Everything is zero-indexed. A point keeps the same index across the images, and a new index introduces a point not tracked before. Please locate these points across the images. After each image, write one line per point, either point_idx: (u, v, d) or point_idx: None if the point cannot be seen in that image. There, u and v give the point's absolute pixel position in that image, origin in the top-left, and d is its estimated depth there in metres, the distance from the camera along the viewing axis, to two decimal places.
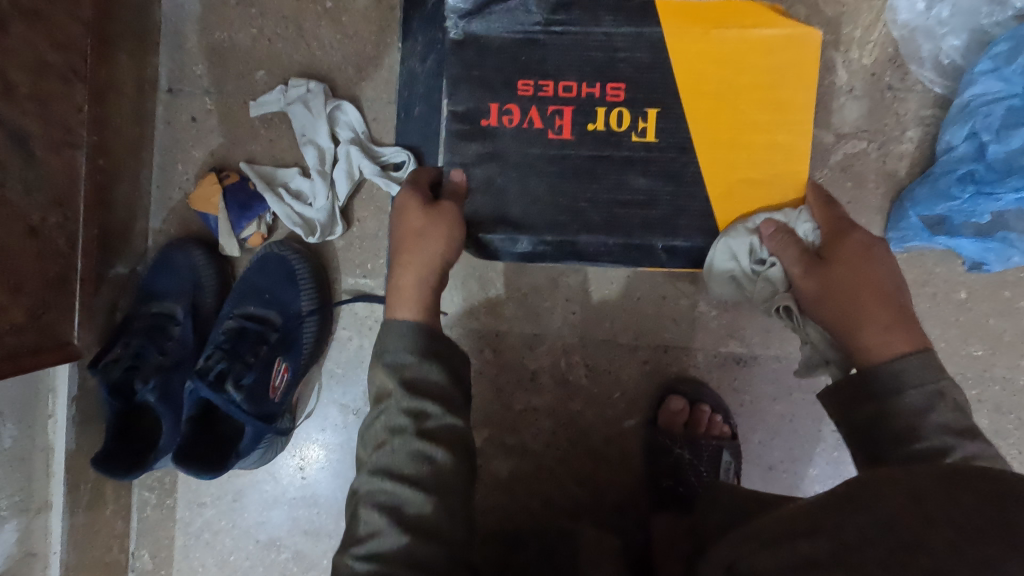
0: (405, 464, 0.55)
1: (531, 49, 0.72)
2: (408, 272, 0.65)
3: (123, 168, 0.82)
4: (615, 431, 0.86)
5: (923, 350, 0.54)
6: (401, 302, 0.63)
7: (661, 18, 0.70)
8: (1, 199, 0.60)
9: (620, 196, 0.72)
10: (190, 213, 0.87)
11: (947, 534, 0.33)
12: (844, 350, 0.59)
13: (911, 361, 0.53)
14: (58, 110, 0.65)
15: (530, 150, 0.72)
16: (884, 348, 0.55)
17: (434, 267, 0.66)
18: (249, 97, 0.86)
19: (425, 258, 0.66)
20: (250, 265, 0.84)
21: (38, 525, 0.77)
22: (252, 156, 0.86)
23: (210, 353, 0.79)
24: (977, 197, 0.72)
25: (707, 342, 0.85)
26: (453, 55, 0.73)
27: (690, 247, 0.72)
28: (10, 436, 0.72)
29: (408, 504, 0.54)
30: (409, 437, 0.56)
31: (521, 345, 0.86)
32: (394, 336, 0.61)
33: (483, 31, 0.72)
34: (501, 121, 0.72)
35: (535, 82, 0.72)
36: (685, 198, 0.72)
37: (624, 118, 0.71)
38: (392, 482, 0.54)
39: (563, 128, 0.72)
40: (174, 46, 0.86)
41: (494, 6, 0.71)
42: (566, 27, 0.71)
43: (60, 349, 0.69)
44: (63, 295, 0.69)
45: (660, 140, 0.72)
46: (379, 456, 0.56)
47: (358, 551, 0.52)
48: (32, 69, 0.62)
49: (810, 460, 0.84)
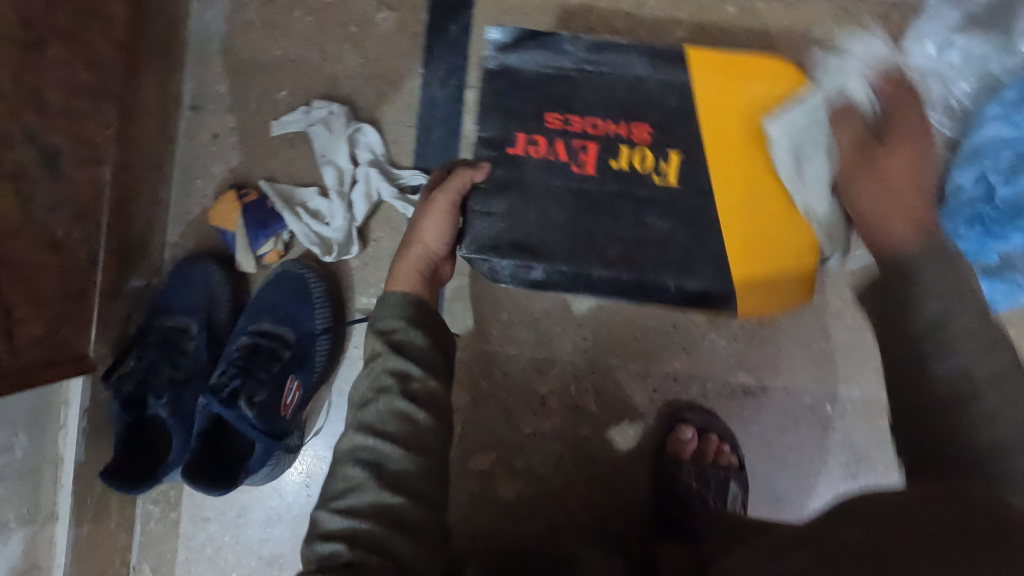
0: (388, 422, 0.56)
1: (562, 86, 0.74)
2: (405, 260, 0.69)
3: (144, 182, 0.83)
4: (623, 457, 0.86)
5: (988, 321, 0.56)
6: (398, 279, 0.67)
7: (693, 67, 0.73)
8: (28, 214, 0.61)
9: (636, 233, 0.72)
10: (207, 228, 0.88)
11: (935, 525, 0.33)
12: None
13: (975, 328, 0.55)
14: (87, 127, 0.66)
15: (551, 181, 0.73)
16: None
17: (427, 260, 0.71)
18: (270, 116, 0.87)
19: (421, 251, 0.71)
20: (266, 281, 0.85)
21: (44, 537, 0.77)
22: (271, 174, 0.88)
23: (224, 369, 0.79)
24: (986, 238, 0.74)
25: (716, 372, 0.85)
26: (487, 83, 0.75)
27: (698, 288, 0.72)
28: (21, 448, 0.72)
29: (392, 462, 0.55)
30: (394, 396, 0.57)
31: (531, 369, 0.87)
32: (388, 305, 0.64)
33: (517, 64, 0.75)
34: (527, 151, 0.74)
35: (563, 116, 0.74)
36: (700, 240, 0.72)
37: (647, 159, 0.73)
38: (375, 439, 0.55)
39: (586, 163, 0.73)
40: (199, 64, 0.88)
41: (528, 43, 0.75)
42: (598, 68, 0.74)
43: (73, 362, 0.70)
44: (80, 308, 0.70)
45: (681, 184, 0.73)
46: (364, 414, 0.58)
47: (337, 504, 0.54)
48: (66, 88, 0.63)
49: (815, 492, 0.84)
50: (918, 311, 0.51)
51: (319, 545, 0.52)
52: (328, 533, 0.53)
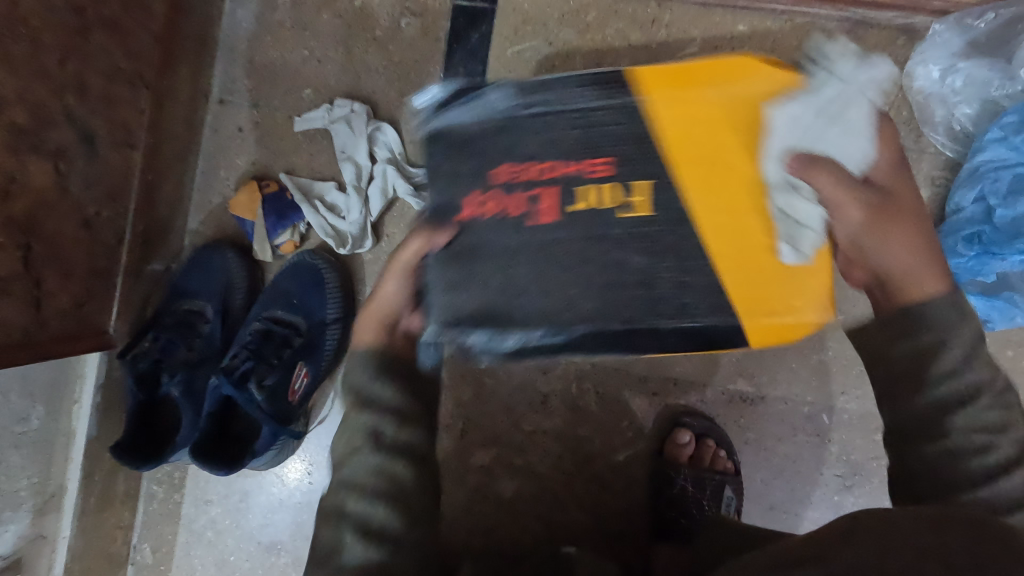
0: (365, 476, 0.58)
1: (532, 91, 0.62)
2: (365, 315, 0.65)
3: (171, 170, 0.86)
4: (621, 459, 0.88)
5: (951, 290, 0.56)
6: (365, 326, 0.65)
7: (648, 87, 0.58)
8: (65, 190, 0.64)
9: None
10: (228, 217, 0.91)
11: (945, 564, 0.37)
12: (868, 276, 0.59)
13: (939, 302, 0.55)
14: (122, 112, 0.70)
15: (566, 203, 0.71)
16: (919, 290, 0.56)
17: (385, 311, 0.65)
18: (295, 112, 0.91)
19: (380, 303, 0.65)
20: (282, 270, 0.87)
21: (52, 508, 0.78)
22: (292, 168, 0.91)
23: (236, 352, 0.81)
24: (982, 256, 0.77)
25: (716, 379, 0.87)
26: None
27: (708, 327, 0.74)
28: (37, 418, 0.74)
29: (377, 516, 0.57)
30: (365, 455, 0.59)
31: (534, 368, 0.89)
32: (355, 368, 0.63)
33: (449, 122, 0.62)
34: None
35: None
36: None
37: None
38: (359, 495, 0.58)
39: None
40: (229, 60, 0.91)
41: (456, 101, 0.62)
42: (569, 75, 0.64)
43: (95, 337, 0.73)
44: (105, 286, 0.73)
45: None
46: (347, 469, 0.59)
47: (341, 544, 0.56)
48: (106, 74, 0.66)
49: (811, 503, 0.86)
50: (957, 380, 0.53)
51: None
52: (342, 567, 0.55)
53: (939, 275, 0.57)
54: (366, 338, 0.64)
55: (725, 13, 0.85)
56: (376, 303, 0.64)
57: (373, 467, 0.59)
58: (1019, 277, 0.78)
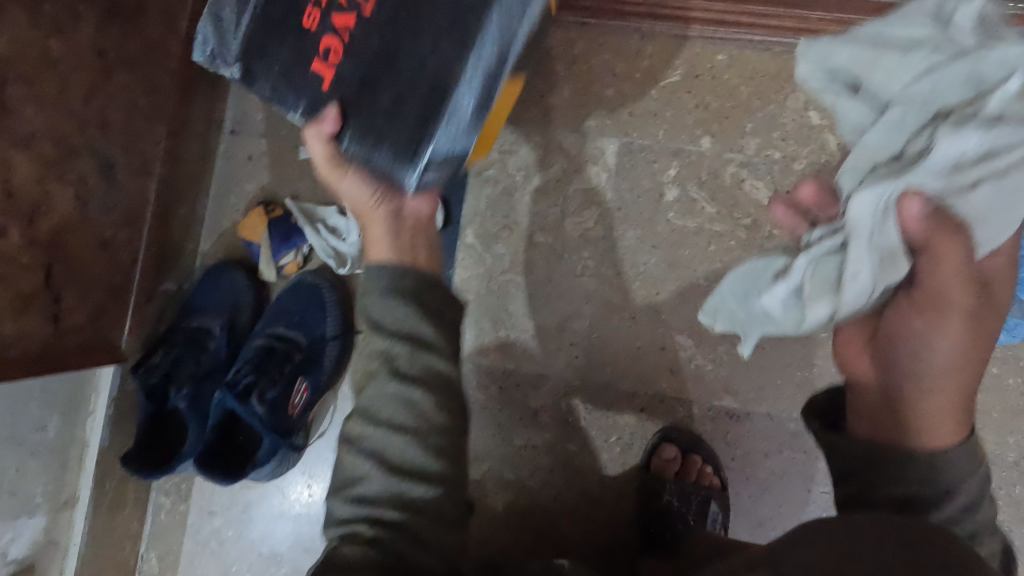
0: (393, 414, 0.52)
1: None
2: (373, 228, 0.58)
3: (185, 197, 0.92)
4: (611, 474, 0.90)
5: (970, 438, 0.49)
6: (377, 244, 0.57)
7: None
8: (85, 216, 0.69)
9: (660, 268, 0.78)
10: (237, 239, 0.96)
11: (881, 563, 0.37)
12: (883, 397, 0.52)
13: (959, 453, 0.48)
14: (141, 144, 0.76)
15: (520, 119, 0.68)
16: (928, 436, 0.49)
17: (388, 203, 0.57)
18: (300, 141, 0.97)
19: (376, 229, 0.58)
20: (285, 290, 0.92)
21: (65, 516, 0.82)
22: (297, 193, 0.97)
23: (240, 368, 0.87)
24: None
25: (702, 396, 0.89)
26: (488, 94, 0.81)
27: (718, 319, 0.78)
28: (53, 428, 0.78)
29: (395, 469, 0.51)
30: (382, 382, 0.52)
31: (525, 384, 0.92)
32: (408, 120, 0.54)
33: (242, 45, 0.60)
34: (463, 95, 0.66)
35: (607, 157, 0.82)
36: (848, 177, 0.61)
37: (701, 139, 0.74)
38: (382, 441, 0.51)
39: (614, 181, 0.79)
40: (241, 94, 0.98)
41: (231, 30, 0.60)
42: None
43: (109, 352, 0.78)
44: (119, 304, 0.78)
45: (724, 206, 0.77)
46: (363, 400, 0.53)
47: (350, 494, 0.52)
48: (126, 110, 0.72)
49: (799, 519, 0.86)
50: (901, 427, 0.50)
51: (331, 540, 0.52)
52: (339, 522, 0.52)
53: (964, 421, 0.49)
54: (383, 252, 0.56)
55: (706, 43, 0.89)
56: (363, 209, 0.59)
57: (400, 400, 0.52)
58: None
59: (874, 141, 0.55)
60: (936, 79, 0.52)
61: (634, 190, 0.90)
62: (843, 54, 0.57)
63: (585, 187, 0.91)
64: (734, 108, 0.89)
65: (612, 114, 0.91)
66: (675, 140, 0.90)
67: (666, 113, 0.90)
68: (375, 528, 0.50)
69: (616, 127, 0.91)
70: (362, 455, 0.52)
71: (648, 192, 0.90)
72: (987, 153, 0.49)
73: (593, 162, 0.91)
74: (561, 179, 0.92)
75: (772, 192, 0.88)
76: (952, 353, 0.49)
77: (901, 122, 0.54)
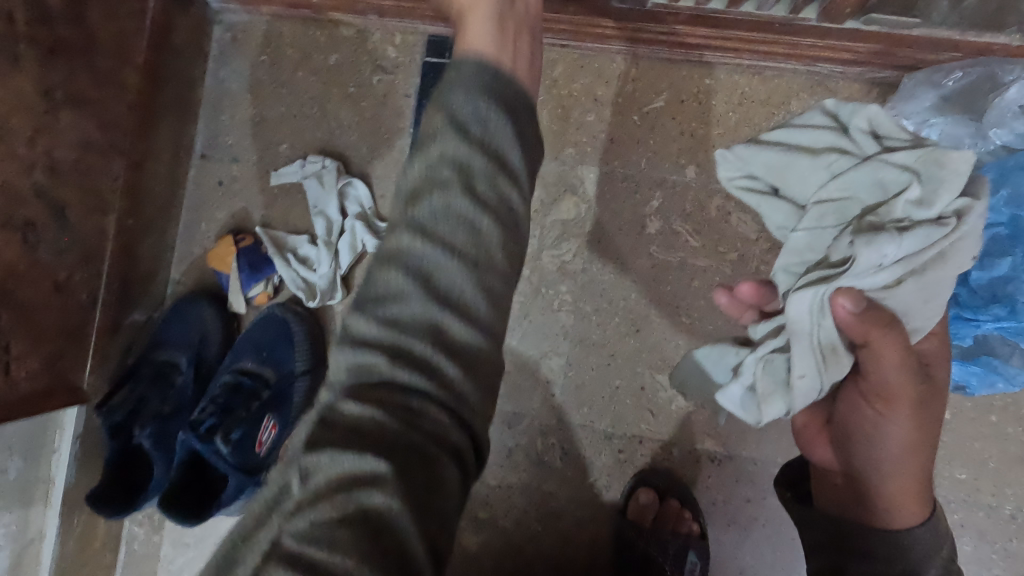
0: (457, 237, 0.37)
1: None
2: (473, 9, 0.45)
3: (153, 226, 0.89)
4: (588, 517, 0.87)
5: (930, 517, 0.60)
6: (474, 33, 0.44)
7: None
8: (34, 259, 0.67)
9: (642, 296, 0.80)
10: (207, 268, 0.94)
11: None
12: (849, 476, 0.63)
13: (920, 536, 0.60)
14: (95, 180, 0.73)
15: None
16: (895, 517, 0.60)
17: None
18: (271, 167, 0.94)
19: None
20: (254, 321, 0.90)
21: (32, 551, 0.82)
22: (268, 221, 0.94)
23: (204, 406, 0.84)
24: (958, 321, 0.73)
25: (683, 437, 0.85)
26: None
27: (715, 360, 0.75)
28: (16, 468, 0.77)
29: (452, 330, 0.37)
30: (451, 187, 0.37)
31: (500, 421, 0.89)
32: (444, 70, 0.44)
33: None
34: None
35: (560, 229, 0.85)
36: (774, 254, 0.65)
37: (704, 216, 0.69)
38: (421, 288, 0.36)
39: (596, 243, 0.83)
40: (212, 117, 0.95)
41: None
42: None
43: (68, 393, 0.76)
44: (78, 344, 0.76)
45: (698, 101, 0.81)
46: (414, 212, 0.38)
47: (346, 354, 0.36)
48: (77, 147, 0.70)
49: (781, 570, 0.83)
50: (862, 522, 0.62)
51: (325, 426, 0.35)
52: (339, 407, 0.35)
53: (924, 501, 0.61)
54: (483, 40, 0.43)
55: (693, 66, 0.84)
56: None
57: (463, 220, 0.37)
58: (999, 341, 0.74)
59: (799, 243, 0.57)
60: (846, 181, 0.56)
61: (615, 222, 0.86)
62: (764, 162, 0.62)
63: (564, 218, 0.87)
64: (721, 136, 0.84)
65: (593, 141, 0.87)
66: (659, 169, 0.85)
67: (649, 141, 0.86)
68: (415, 397, 0.35)
69: (596, 154, 0.87)
70: (397, 278, 0.37)
71: (630, 225, 0.86)
72: (902, 258, 0.50)
73: (573, 191, 0.87)
74: (538, 208, 0.88)
75: (759, 226, 0.84)
76: (898, 444, 0.59)
77: (822, 223, 0.56)
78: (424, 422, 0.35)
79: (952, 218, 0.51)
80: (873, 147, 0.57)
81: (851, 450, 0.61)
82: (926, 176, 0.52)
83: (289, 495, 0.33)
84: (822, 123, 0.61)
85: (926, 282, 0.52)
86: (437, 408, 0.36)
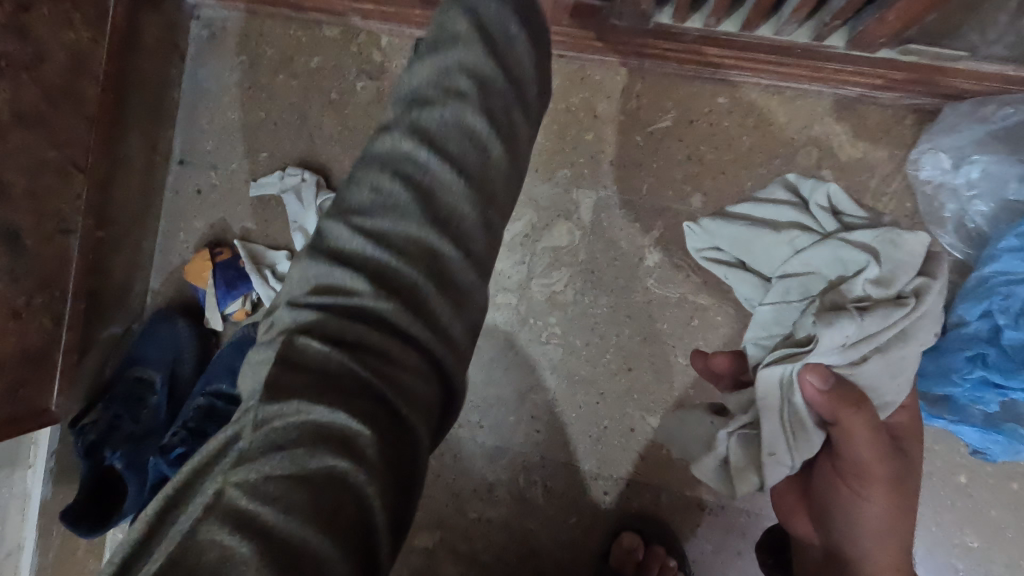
0: (454, 144, 0.39)
1: None
2: None
3: (127, 238, 0.86)
4: (568, 556, 0.84)
5: None
6: None
7: None
8: None
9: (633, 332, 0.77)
10: (186, 281, 0.91)
11: None
12: (827, 549, 0.63)
13: None
14: (53, 201, 0.69)
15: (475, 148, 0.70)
16: None
17: None
18: (251, 176, 0.89)
19: None
20: (231, 342, 0.86)
21: (10, 562, 0.82)
22: (247, 234, 0.89)
23: (175, 431, 0.80)
24: (981, 386, 0.66)
25: (673, 483, 0.81)
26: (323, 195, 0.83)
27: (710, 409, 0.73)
28: None
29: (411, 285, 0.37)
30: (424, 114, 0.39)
31: (482, 454, 0.85)
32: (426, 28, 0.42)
33: None
34: None
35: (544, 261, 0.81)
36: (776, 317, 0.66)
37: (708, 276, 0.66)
38: (393, 236, 0.38)
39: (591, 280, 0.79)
40: (189, 121, 0.90)
41: None
42: None
43: (35, 417, 0.74)
44: (46, 367, 0.74)
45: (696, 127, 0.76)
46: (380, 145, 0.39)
47: (304, 298, 0.36)
48: (30, 168, 0.65)
49: None
50: None
51: (297, 337, 0.34)
52: (303, 323, 0.35)
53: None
54: None
55: (700, 85, 0.77)
56: None
57: (457, 131, 0.39)
58: None
59: (764, 318, 0.67)
60: (807, 255, 0.66)
61: (611, 252, 0.80)
62: (730, 236, 0.73)
63: (556, 244, 0.81)
64: (730, 162, 0.77)
65: (591, 162, 0.80)
66: (660, 196, 0.79)
67: (652, 164, 0.79)
68: (381, 301, 0.36)
69: (594, 177, 0.80)
70: (386, 182, 0.38)
71: (626, 255, 0.80)
72: (863, 335, 0.56)
73: (566, 216, 0.81)
74: (529, 233, 0.82)
75: None
76: (879, 521, 0.59)
77: (787, 298, 0.66)
78: (394, 385, 0.35)
79: (911, 299, 0.57)
80: (830, 225, 0.68)
81: (829, 526, 0.62)
82: (884, 259, 0.61)
83: (237, 445, 0.32)
84: (783, 199, 0.73)
85: (891, 358, 0.57)
86: (381, 383, 0.35)
